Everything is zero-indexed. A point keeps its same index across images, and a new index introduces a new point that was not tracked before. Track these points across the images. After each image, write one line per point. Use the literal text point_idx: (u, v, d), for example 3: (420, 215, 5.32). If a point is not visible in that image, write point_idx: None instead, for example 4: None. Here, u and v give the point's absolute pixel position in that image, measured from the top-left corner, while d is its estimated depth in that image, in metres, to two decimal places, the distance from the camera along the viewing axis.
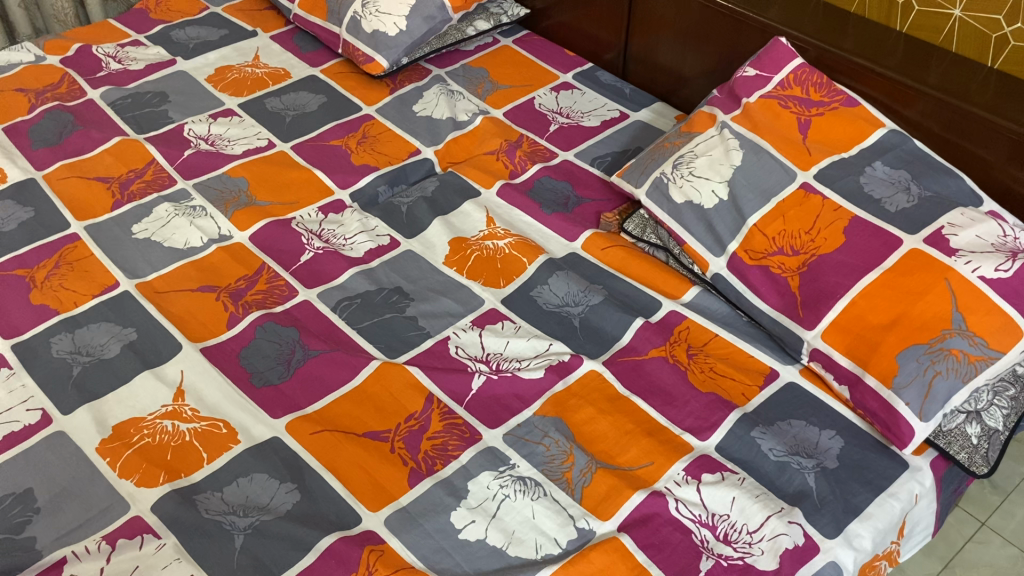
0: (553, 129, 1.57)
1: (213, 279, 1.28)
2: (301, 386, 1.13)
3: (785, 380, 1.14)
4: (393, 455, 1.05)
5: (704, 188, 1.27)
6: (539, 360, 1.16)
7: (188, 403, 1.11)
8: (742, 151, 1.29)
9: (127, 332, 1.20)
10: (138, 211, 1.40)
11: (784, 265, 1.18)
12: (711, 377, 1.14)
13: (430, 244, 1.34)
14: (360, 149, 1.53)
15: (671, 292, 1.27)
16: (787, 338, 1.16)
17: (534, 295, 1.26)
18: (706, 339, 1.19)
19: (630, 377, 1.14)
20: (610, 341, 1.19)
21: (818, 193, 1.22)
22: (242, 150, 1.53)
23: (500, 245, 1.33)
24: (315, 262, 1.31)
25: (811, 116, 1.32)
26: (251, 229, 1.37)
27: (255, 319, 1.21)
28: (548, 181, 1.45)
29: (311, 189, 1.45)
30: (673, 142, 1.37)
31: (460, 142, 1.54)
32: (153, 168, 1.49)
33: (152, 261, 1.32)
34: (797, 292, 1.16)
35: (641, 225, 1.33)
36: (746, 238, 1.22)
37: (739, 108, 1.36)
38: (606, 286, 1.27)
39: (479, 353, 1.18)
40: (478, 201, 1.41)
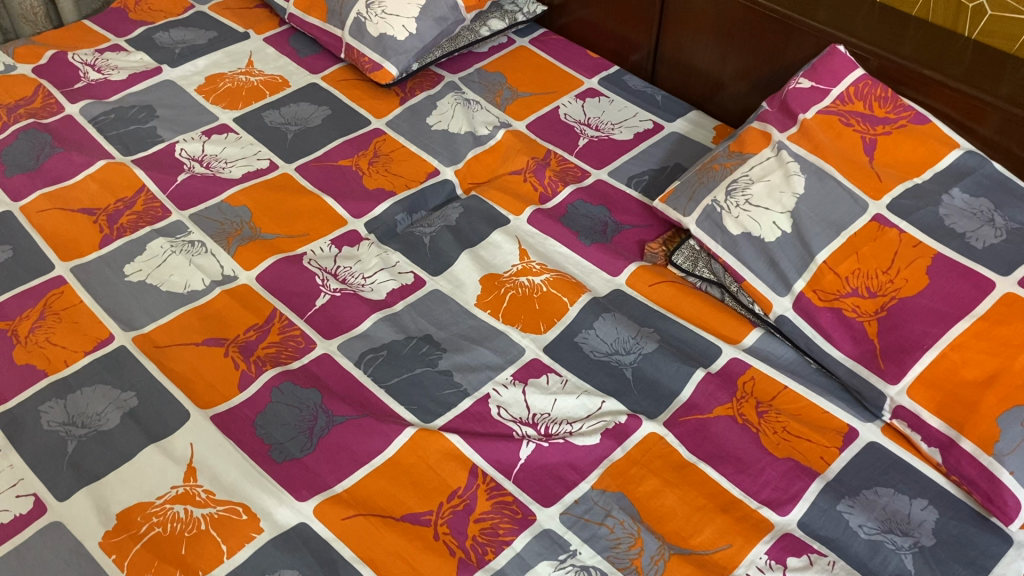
0: (582, 144, 1.44)
1: (219, 330, 1.15)
2: (328, 458, 1.00)
3: (866, 441, 1.03)
4: (440, 542, 0.93)
5: (763, 219, 1.15)
6: (592, 424, 1.04)
7: (202, 483, 0.98)
8: (804, 176, 1.17)
9: (126, 396, 1.07)
10: (130, 249, 1.26)
11: (859, 308, 1.07)
12: (785, 439, 1.02)
13: (459, 282, 1.21)
14: (372, 170, 1.39)
15: (730, 335, 1.15)
16: (866, 392, 1.05)
17: (579, 342, 1.13)
18: (774, 392, 1.07)
19: (694, 440, 1.03)
20: (669, 396, 1.07)
21: (893, 226, 1.10)
22: (242, 174, 1.39)
23: (537, 282, 1.20)
24: (332, 307, 1.17)
25: (877, 135, 1.19)
26: (258, 267, 1.23)
27: (270, 378, 1.08)
28: (583, 206, 1.33)
29: (321, 218, 1.31)
30: (723, 164, 1.25)
31: (481, 160, 1.41)
32: (144, 197, 1.34)
33: (149, 309, 1.18)
34: (875, 340, 1.05)
35: (692, 258, 1.22)
36: (815, 276, 1.10)
37: (795, 125, 1.23)
38: (657, 329, 1.15)
39: (524, 414, 1.05)
40: (508, 229, 1.28)
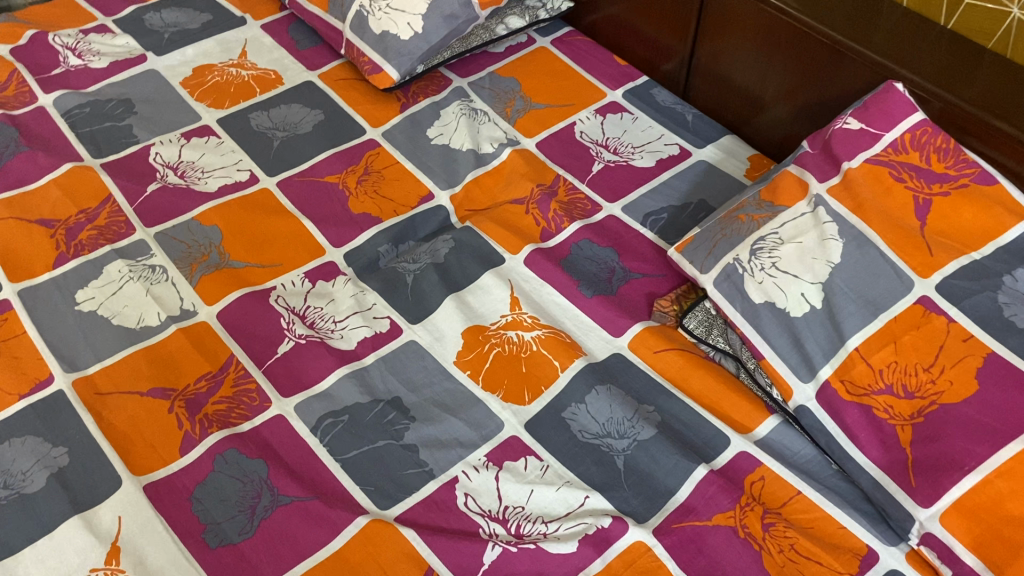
0: (596, 171, 1.29)
1: (167, 379, 1.03)
2: (267, 547, 0.89)
3: (886, 568, 0.88)
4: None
5: (790, 288, 1.00)
6: (568, 529, 0.91)
7: (124, 568, 0.86)
8: (842, 241, 1.00)
9: (57, 454, 0.96)
10: (86, 271, 1.14)
11: (892, 408, 0.92)
12: (793, 560, 0.88)
13: (439, 334, 1.08)
14: (359, 191, 1.26)
15: (741, 420, 1.01)
16: (891, 509, 0.90)
17: (566, 418, 1.00)
18: (785, 498, 0.93)
19: (686, 553, 0.89)
20: (662, 495, 0.94)
21: (941, 311, 0.94)
22: (218, 187, 1.26)
23: (526, 338, 1.07)
24: (294, 357, 1.05)
25: (932, 195, 1.02)
26: (220, 302, 1.11)
27: (215, 443, 0.97)
28: (589, 247, 1.18)
29: (297, 246, 1.18)
30: (751, 215, 1.08)
31: (481, 184, 1.27)
32: (109, 208, 1.23)
33: (96, 347, 1.06)
34: (907, 449, 0.90)
35: (705, 323, 1.06)
36: (844, 364, 0.95)
37: (837, 175, 1.07)
38: (658, 409, 1.01)
39: (494, 507, 0.93)
40: (501, 271, 1.14)
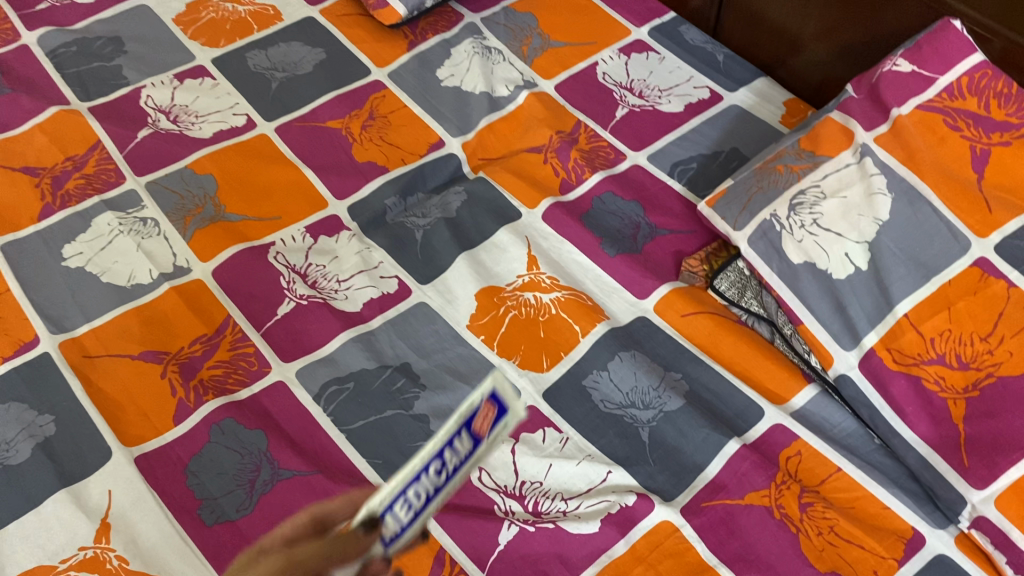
0: (620, 116, 1.20)
1: (160, 341, 0.96)
2: (266, 525, 0.82)
3: (933, 553, 0.81)
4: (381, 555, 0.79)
5: (833, 247, 0.91)
6: (589, 507, 0.84)
7: (115, 547, 0.80)
8: (891, 196, 0.92)
9: (43, 422, 0.89)
10: (73, 223, 1.07)
11: (944, 380, 0.84)
12: (832, 544, 0.82)
13: (451, 295, 1.01)
14: (363, 138, 1.18)
15: (775, 390, 0.94)
16: (940, 488, 0.83)
17: (588, 387, 0.93)
18: (823, 475, 0.87)
19: (718, 535, 0.83)
20: (691, 471, 0.87)
21: (1001, 275, 0.86)
22: (213, 133, 1.18)
23: (544, 300, 1.00)
24: (296, 319, 0.98)
25: (992, 144, 0.93)
26: (216, 259, 1.04)
27: (212, 412, 0.90)
28: (611, 200, 1.10)
29: (298, 199, 1.11)
30: (790, 165, 0.99)
31: (496, 131, 1.19)
32: (97, 155, 1.14)
33: (83, 306, 0.99)
34: (960, 425, 0.83)
35: (738, 284, 0.99)
36: (892, 331, 0.87)
37: (886, 123, 0.97)
38: (686, 377, 0.94)
39: (510, 483, 0.86)
40: (517, 227, 1.07)
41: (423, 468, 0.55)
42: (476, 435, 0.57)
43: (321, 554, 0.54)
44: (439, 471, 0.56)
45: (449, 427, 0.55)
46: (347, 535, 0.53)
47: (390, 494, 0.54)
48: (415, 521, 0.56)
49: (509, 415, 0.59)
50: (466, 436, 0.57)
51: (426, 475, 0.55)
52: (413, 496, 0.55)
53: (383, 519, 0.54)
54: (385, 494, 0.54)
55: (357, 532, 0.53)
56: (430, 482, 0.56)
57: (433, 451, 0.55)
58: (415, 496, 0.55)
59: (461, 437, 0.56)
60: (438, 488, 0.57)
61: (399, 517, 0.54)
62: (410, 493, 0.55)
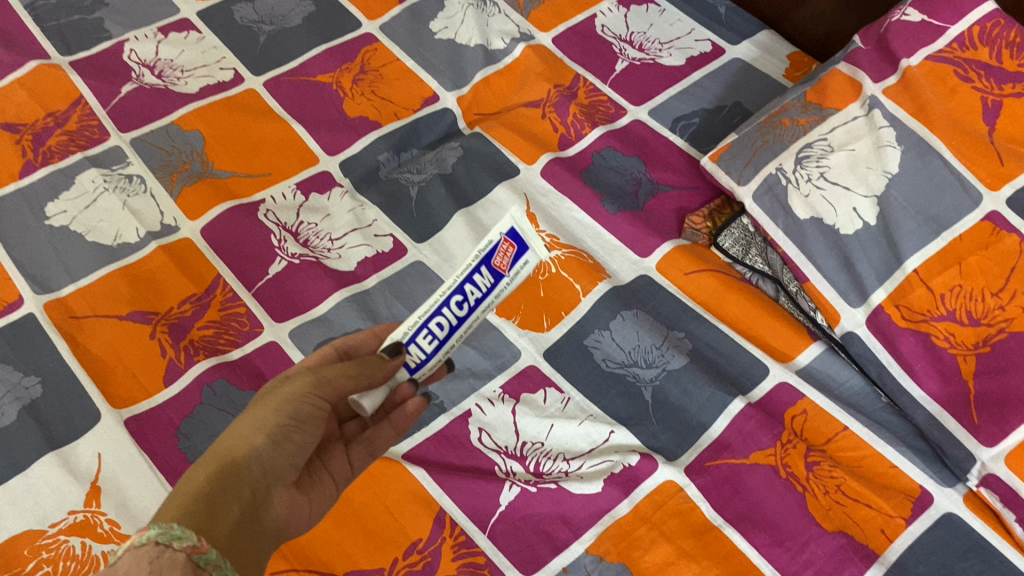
0: (619, 70, 1.17)
1: (148, 301, 0.93)
2: None
3: (941, 512, 0.80)
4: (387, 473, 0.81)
5: (840, 202, 0.89)
6: (591, 468, 0.83)
7: (106, 510, 0.78)
8: (900, 148, 0.89)
9: (29, 384, 0.86)
10: (56, 181, 1.03)
11: (953, 336, 0.82)
12: (839, 503, 0.80)
13: (448, 254, 0.99)
14: (355, 92, 1.15)
15: (781, 348, 0.92)
16: (948, 446, 0.81)
17: (589, 346, 0.92)
18: (830, 434, 0.85)
19: (722, 494, 0.81)
20: (695, 431, 0.86)
21: (1013, 229, 0.84)
22: (200, 87, 1.14)
23: (543, 259, 0.97)
24: (288, 278, 0.96)
25: (1004, 96, 0.90)
26: (205, 217, 1.01)
27: (203, 373, 0.88)
28: (612, 156, 1.08)
29: (289, 155, 1.08)
30: (795, 119, 0.96)
31: (492, 85, 1.16)
32: (80, 111, 1.11)
33: (68, 266, 0.96)
34: (969, 382, 0.81)
35: (742, 241, 0.96)
36: (900, 287, 0.85)
37: (895, 75, 0.95)
38: (689, 336, 0.92)
39: (511, 443, 0.84)
40: (515, 183, 1.04)
41: (445, 301, 0.64)
42: (497, 271, 0.63)
43: (350, 374, 0.64)
44: (461, 305, 0.64)
45: (469, 263, 0.63)
46: (374, 360, 0.64)
47: (412, 326, 0.65)
48: (440, 349, 0.66)
49: (530, 253, 0.63)
50: (487, 272, 0.63)
51: (448, 308, 0.64)
52: (435, 326, 0.64)
53: (406, 348, 0.65)
54: (409, 326, 0.65)
55: (384, 357, 0.64)
56: (452, 315, 0.64)
57: (454, 285, 0.63)
58: (437, 327, 0.64)
59: (482, 273, 0.63)
60: (462, 320, 0.65)
61: (422, 347, 0.65)
62: (432, 324, 0.64)
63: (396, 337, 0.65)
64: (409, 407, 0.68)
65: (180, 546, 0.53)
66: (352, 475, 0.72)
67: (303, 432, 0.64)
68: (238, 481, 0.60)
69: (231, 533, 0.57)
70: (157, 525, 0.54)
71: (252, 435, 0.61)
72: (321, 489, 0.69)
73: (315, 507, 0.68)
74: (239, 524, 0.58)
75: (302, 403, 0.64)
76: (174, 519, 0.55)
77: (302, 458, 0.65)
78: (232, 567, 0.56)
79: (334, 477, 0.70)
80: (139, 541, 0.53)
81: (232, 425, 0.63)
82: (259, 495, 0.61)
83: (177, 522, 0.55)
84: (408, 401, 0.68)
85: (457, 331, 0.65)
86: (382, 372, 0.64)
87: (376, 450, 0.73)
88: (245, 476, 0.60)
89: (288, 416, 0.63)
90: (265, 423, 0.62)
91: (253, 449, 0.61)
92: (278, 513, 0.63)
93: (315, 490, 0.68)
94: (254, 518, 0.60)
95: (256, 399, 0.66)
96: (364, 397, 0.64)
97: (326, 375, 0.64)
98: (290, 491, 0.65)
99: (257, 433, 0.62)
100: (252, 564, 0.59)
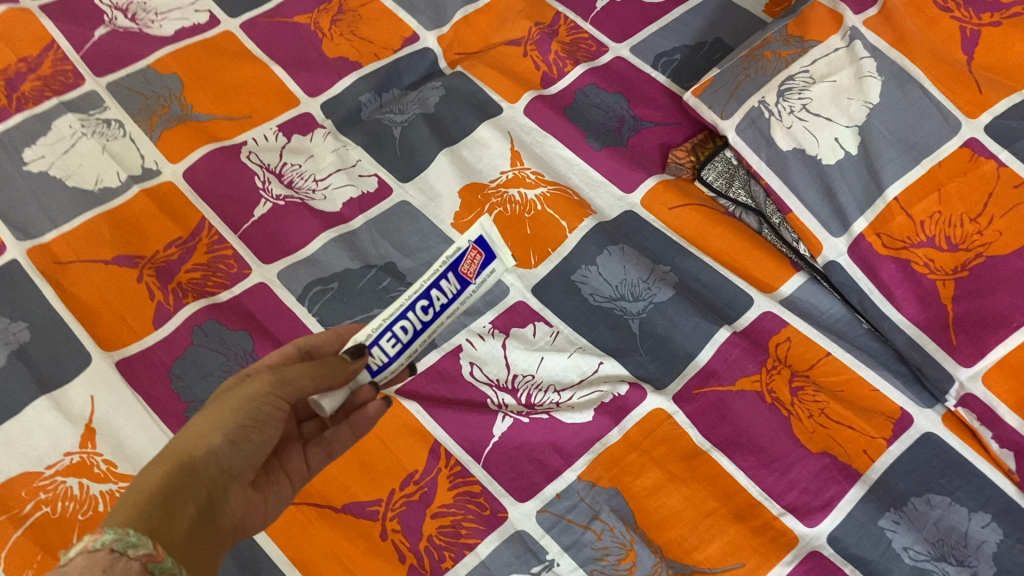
0: (600, 7, 1.17)
1: (133, 246, 0.93)
2: None
3: (920, 431, 0.82)
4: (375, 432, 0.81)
5: (822, 132, 0.90)
6: (581, 400, 0.84)
7: (102, 451, 0.79)
8: (880, 79, 0.90)
9: (17, 329, 0.86)
10: (32, 126, 1.01)
11: (933, 262, 0.84)
12: (823, 426, 0.83)
13: (433, 193, 0.99)
14: (333, 32, 1.14)
15: (764, 279, 0.93)
16: (928, 369, 0.83)
17: (577, 281, 0.93)
18: (813, 360, 0.87)
19: (709, 420, 0.83)
20: (682, 359, 0.87)
21: (992, 155, 0.85)
22: (175, 30, 1.12)
23: (529, 197, 0.98)
24: (274, 220, 0.95)
25: (982, 25, 0.90)
26: (186, 159, 1.00)
27: (192, 315, 0.88)
28: (595, 93, 1.08)
29: (269, 98, 1.07)
30: (777, 52, 0.97)
31: (473, 24, 1.16)
32: (53, 55, 1.08)
33: (50, 211, 0.95)
34: (948, 306, 0.83)
35: (726, 174, 0.98)
36: (882, 216, 0.87)
37: (874, 7, 0.96)
38: (675, 269, 0.93)
39: (502, 377, 0.86)
40: (498, 122, 1.05)
41: (411, 305, 0.65)
42: (463, 278, 0.67)
43: (311, 375, 0.63)
44: (427, 310, 0.66)
45: (437, 269, 0.65)
46: (337, 361, 0.63)
47: (376, 329, 0.65)
48: (401, 355, 0.67)
49: (496, 262, 0.68)
50: (453, 278, 0.66)
51: (413, 312, 0.65)
52: (400, 330, 0.66)
53: (368, 349, 0.65)
54: (373, 329, 0.65)
55: (347, 358, 0.63)
56: (416, 319, 0.66)
57: (420, 291, 0.65)
58: (401, 330, 0.66)
59: (448, 279, 0.66)
60: (425, 325, 0.67)
61: (384, 349, 0.66)
62: (397, 327, 0.65)
63: (360, 339, 0.64)
64: (370, 410, 0.67)
65: (136, 554, 0.51)
66: (309, 475, 0.71)
67: (261, 431, 0.63)
68: (194, 479, 0.59)
69: (186, 535, 0.56)
70: (111, 531, 0.51)
71: (209, 434, 0.60)
72: (277, 490, 0.68)
73: (269, 508, 0.67)
74: (194, 525, 0.57)
75: (262, 402, 0.62)
76: (129, 522, 0.53)
77: (258, 459, 0.64)
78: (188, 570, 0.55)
79: (291, 478, 0.69)
80: (93, 545, 0.50)
81: (190, 422, 0.62)
82: (215, 494, 0.60)
83: (132, 523, 0.53)
84: (369, 403, 0.67)
85: (419, 337, 0.67)
86: (345, 373, 0.63)
87: (334, 452, 0.71)
88: (201, 474, 0.59)
89: (245, 415, 0.62)
90: (223, 422, 0.61)
91: (210, 447, 0.60)
92: (233, 512, 0.62)
93: (271, 490, 0.67)
94: (209, 518, 0.59)
95: (217, 396, 0.64)
96: (325, 397, 0.64)
97: (287, 374, 0.63)
98: (246, 489, 0.64)
99: (214, 431, 0.60)
100: (208, 566, 0.57)
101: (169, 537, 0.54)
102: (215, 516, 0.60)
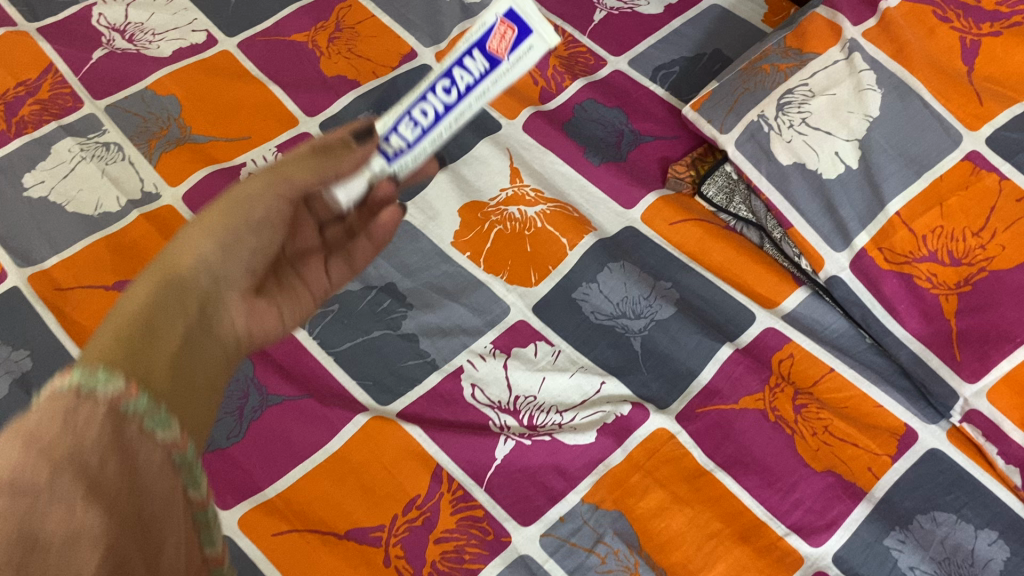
0: (597, 20, 1.17)
1: (134, 271, 0.93)
2: (259, 451, 0.81)
3: (925, 448, 0.82)
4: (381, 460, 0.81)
5: (822, 146, 0.89)
6: (586, 421, 0.84)
7: None
8: (880, 92, 0.90)
9: (18, 357, 0.86)
10: (31, 152, 1.01)
11: (935, 276, 0.84)
12: (827, 444, 0.82)
13: (433, 212, 0.99)
14: (331, 50, 1.14)
15: (765, 294, 0.93)
16: (932, 384, 0.83)
17: (578, 299, 0.92)
18: (816, 377, 0.87)
19: (713, 439, 0.83)
20: (684, 377, 0.87)
21: (993, 168, 0.85)
22: (173, 51, 1.12)
23: (529, 214, 0.98)
24: None
25: (982, 36, 0.89)
26: (186, 182, 1.00)
27: None
28: (593, 107, 1.08)
29: (267, 117, 1.07)
30: (776, 65, 0.96)
31: None
32: (51, 79, 1.08)
33: (51, 237, 0.95)
34: (951, 320, 0.82)
35: (726, 189, 0.97)
36: (884, 230, 0.86)
37: (874, 18, 0.95)
38: (676, 285, 0.93)
39: (504, 398, 0.85)
40: (497, 139, 1.05)
41: (432, 86, 0.61)
42: (493, 56, 0.58)
43: (309, 169, 0.62)
44: (449, 91, 0.60)
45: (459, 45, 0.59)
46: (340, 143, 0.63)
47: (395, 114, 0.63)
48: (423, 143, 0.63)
49: (534, 39, 0.57)
50: (479, 56, 0.59)
51: (433, 93, 0.61)
52: (419, 114, 0.62)
53: (384, 138, 0.64)
54: (391, 116, 0.63)
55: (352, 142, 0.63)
56: (438, 101, 0.61)
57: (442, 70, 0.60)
58: (420, 114, 0.62)
59: (472, 57, 0.59)
60: (449, 107, 0.61)
61: (402, 135, 0.63)
62: (415, 111, 0.62)
63: (376, 128, 0.64)
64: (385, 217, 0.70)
65: (106, 390, 0.47)
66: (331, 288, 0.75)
67: (256, 234, 0.63)
68: (181, 292, 0.58)
69: (177, 355, 0.55)
70: (81, 366, 0.48)
71: (199, 240, 0.60)
72: (297, 299, 0.71)
73: (285, 313, 0.69)
74: (187, 339, 0.56)
75: (254, 205, 0.63)
76: (104, 353, 0.50)
77: (254, 263, 0.64)
78: (180, 420, 0.53)
79: (310, 288, 0.72)
80: (55, 389, 0.45)
81: (180, 232, 0.62)
82: (208, 301, 0.60)
83: (110, 352, 0.50)
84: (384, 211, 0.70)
85: (443, 121, 0.62)
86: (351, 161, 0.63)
87: (355, 265, 0.75)
88: (191, 287, 0.59)
89: (238, 218, 0.62)
90: (214, 229, 0.61)
91: (200, 256, 0.60)
92: (234, 321, 0.63)
93: (287, 297, 0.70)
94: (203, 326, 0.59)
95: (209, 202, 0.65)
96: (339, 188, 0.65)
97: (282, 171, 0.63)
98: (246, 298, 0.65)
99: (205, 238, 0.61)
100: (203, 415, 0.56)
101: (150, 371, 0.52)
102: (211, 329, 0.60)
